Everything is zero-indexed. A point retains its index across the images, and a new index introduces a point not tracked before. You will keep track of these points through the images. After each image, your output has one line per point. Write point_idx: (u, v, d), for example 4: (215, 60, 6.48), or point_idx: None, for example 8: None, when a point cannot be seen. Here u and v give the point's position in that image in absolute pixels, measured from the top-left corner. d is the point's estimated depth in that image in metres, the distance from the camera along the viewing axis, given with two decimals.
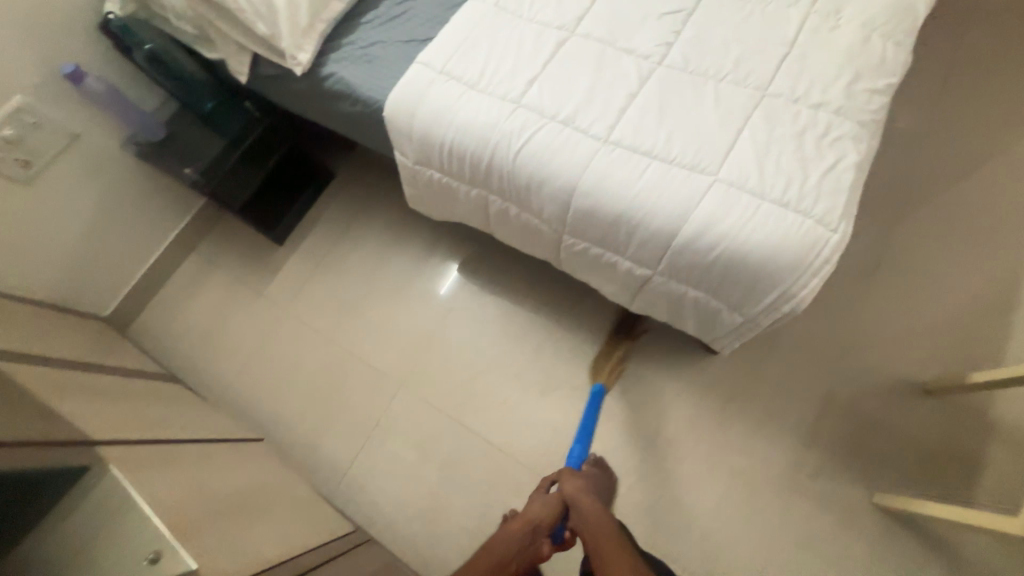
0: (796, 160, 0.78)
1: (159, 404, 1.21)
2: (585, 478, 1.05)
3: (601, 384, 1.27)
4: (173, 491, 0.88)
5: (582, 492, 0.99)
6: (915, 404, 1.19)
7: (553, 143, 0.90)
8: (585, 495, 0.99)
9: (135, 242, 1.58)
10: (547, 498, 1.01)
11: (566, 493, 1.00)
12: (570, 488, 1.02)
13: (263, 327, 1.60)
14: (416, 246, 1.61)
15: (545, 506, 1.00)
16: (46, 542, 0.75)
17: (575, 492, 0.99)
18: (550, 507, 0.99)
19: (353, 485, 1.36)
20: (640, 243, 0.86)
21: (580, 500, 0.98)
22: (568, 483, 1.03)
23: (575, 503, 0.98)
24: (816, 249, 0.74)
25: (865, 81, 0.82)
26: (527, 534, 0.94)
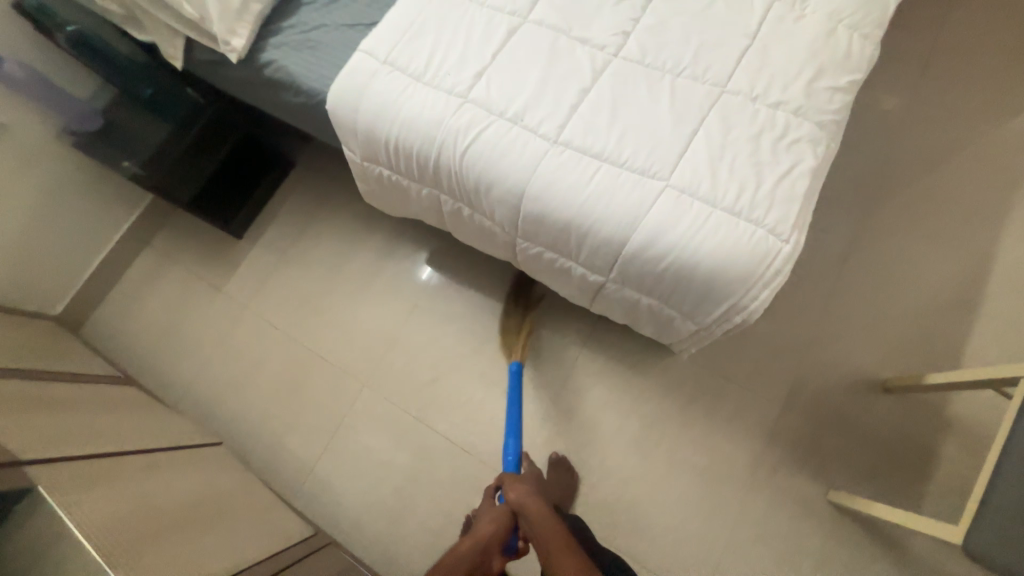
0: (750, 165, 0.73)
1: (109, 410, 1.17)
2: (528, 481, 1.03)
3: (515, 363, 1.23)
4: (111, 507, 0.86)
5: (531, 500, 0.97)
6: (874, 401, 1.19)
7: (500, 143, 0.84)
8: (532, 501, 0.97)
9: (83, 237, 1.51)
10: (494, 514, 0.98)
11: (514, 502, 0.97)
12: (517, 496, 0.99)
13: (222, 324, 1.55)
14: (379, 240, 1.55)
15: (493, 520, 0.96)
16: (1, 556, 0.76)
17: (524, 500, 0.96)
18: (499, 520, 0.96)
19: (316, 486, 1.35)
20: (591, 251, 0.82)
21: (530, 509, 0.96)
22: (513, 490, 0.99)
23: (523, 511, 0.96)
24: (766, 260, 0.71)
25: (828, 77, 0.78)
26: (478, 554, 0.90)
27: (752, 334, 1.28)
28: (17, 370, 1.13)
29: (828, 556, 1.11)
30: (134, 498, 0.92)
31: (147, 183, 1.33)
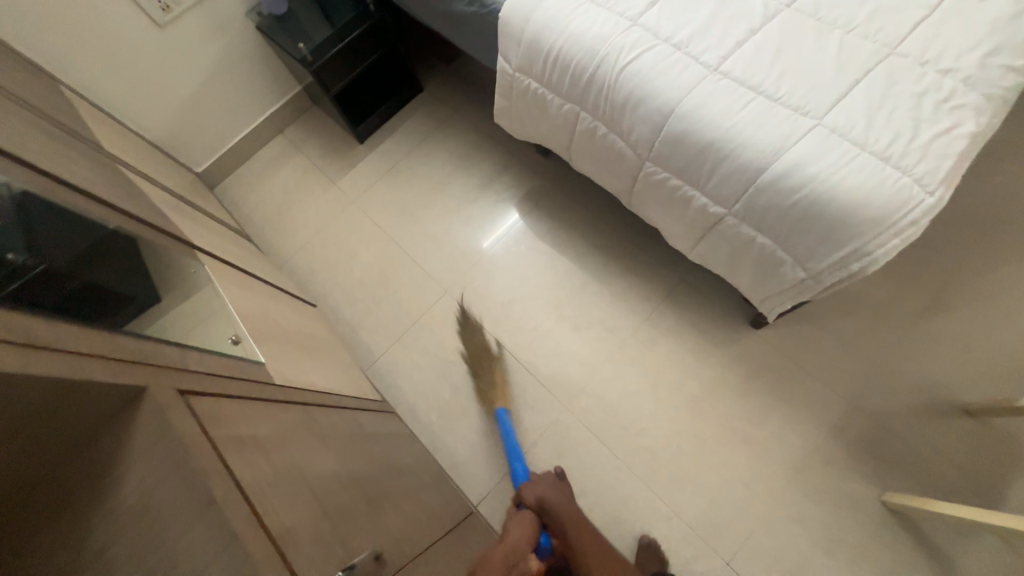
0: (908, 118, 0.76)
1: (234, 247, 1.34)
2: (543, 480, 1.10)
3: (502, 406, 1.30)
4: (245, 306, 1.00)
5: (550, 491, 1.04)
6: (952, 421, 1.16)
7: (660, 64, 0.91)
8: (552, 493, 1.03)
9: (234, 109, 1.71)
10: (520, 518, 0.98)
11: (535, 498, 1.03)
12: (536, 492, 1.05)
13: (329, 212, 1.71)
14: (484, 168, 1.66)
15: (521, 523, 0.96)
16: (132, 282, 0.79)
17: (545, 491, 1.04)
18: (526, 522, 0.97)
19: (383, 367, 1.46)
20: (723, 176, 0.87)
21: (550, 497, 1.02)
22: (532, 490, 1.05)
23: (545, 504, 1.01)
24: (905, 208, 0.74)
25: (1004, 55, 0.79)
26: (510, 555, 0.86)
27: (831, 330, 1.28)
28: (172, 194, 1.31)
29: (869, 554, 1.09)
30: (257, 308, 1.05)
31: (313, 66, 1.47)
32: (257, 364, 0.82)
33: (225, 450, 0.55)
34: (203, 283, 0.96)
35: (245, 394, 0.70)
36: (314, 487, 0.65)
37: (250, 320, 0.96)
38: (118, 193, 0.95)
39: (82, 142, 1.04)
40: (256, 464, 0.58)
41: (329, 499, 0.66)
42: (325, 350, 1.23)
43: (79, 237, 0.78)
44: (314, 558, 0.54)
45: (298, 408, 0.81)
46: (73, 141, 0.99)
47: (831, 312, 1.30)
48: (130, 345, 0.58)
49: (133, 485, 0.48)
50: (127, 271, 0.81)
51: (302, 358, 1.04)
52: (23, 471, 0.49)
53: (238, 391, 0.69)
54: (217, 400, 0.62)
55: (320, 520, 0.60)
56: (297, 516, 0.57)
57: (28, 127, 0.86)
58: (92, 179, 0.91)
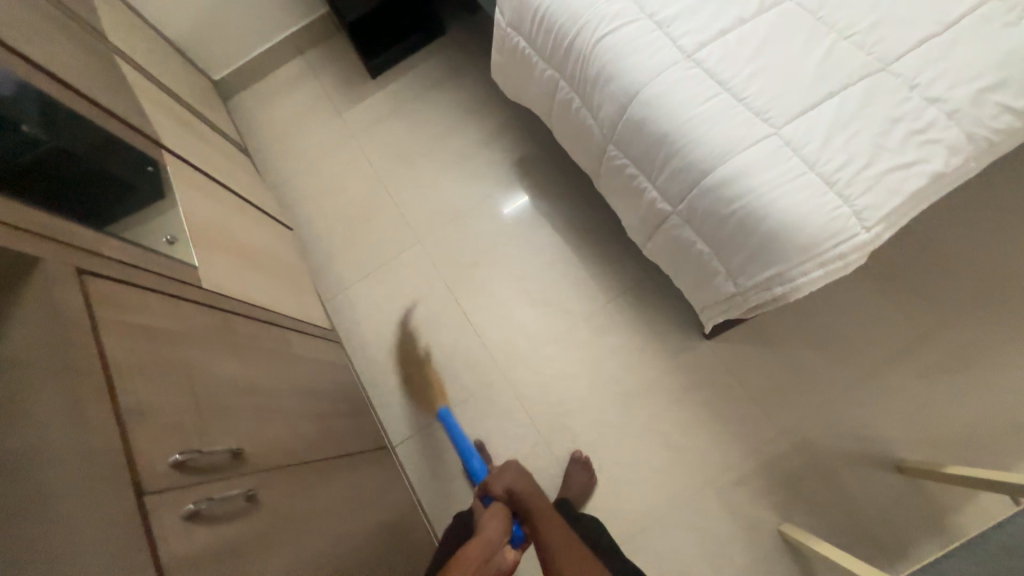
0: (870, 143, 0.70)
1: (223, 157, 1.39)
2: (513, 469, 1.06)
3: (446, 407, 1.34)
4: (205, 213, 1.06)
5: (519, 478, 1.00)
6: (879, 473, 1.12)
7: (637, 41, 0.86)
8: (517, 479, 1.00)
9: (256, 24, 1.74)
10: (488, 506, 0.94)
11: (503, 483, 1.00)
12: (505, 478, 1.01)
13: (329, 142, 1.74)
14: (484, 126, 1.63)
15: (491, 509, 0.92)
16: (128, 177, 0.95)
17: (512, 478, 1.00)
18: (496, 507, 0.93)
19: (345, 300, 1.52)
20: (672, 172, 0.84)
21: (517, 483, 0.99)
22: (501, 478, 1.01)
23: (513, 491, 0.97)
24: (835, 238, 0.70)
25: (1006, 92, 0.70)
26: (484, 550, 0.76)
27: (786, 357, 1.23)
28: (173, 95, 1.36)
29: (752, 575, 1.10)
30: (219, 218, 1.11)
31: None
32: (189, 266, 0.87)
33: (104, 333, 0.60)
34: (166, 182, 1.01)
35: (157, 289, 0.75)
36: (197, 385, 0.70)
37: (205, 227, 1.02)
38: (100, 82, 1.00)
39: (81, 27, 1.09)
40: (136, 351, 0.63)
41: (209, 399, 0.71)
42: (285, 271, 1.29)
43: (64, 122, 0.87)
44: (165, 441, 0.59)
45: (217, 314, 0.86)
46: (74, 28, 1.05)
47: (792, 339, 1.24)
48: (39, 221, 0.62)
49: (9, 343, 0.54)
50: (127, 164, 0.97)
51: (252, 272, 1.10)
52: None
53: (151, 285, 0.74)
54: (120, 288, 0.68)
55: (188, 414, 0.65)
56: (161, 404, 0.62)
57: (26, 5, 0.92)
58: (76, 65, 0.96)
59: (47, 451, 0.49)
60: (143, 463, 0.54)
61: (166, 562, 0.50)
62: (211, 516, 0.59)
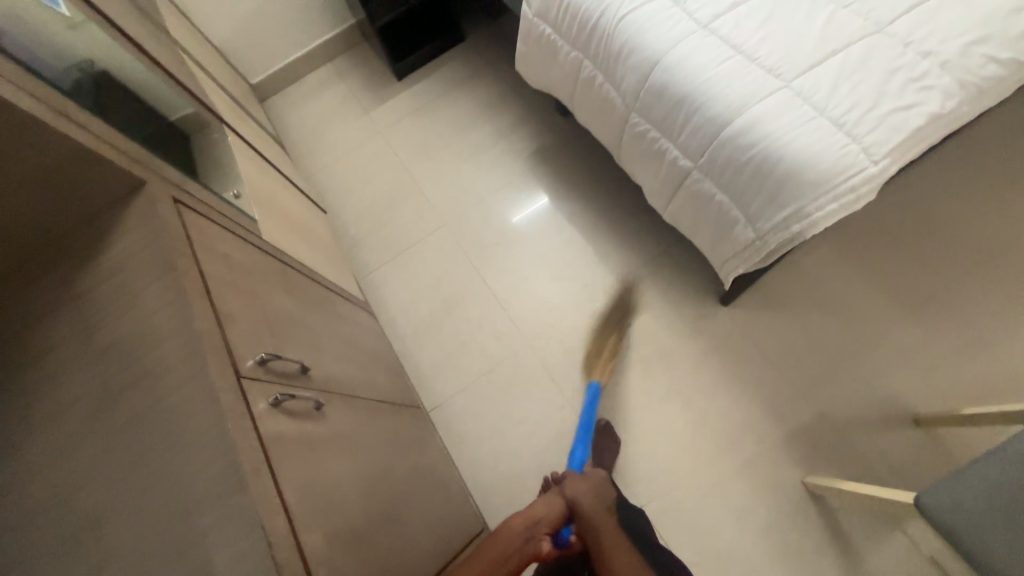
0: (873, 90, 0.79)
1: (264, 143, 1.49)
2: (592, 483, 0.78)
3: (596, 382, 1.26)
4: (257, 183, 1.15)
5: (590, 497, 0.75)
6: (897, 427, 1.15)
7: (657, 16, 0.96)
8: (587, 500, 0.75)
9: (292, 32, 1.88)
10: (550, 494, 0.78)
11: (570, 495, 0.76)
12: (575, 491, 0.77)
13: (358, 137, 1.85)
14: (504, 120, 1.74)
15: (546, 502, 0.76)
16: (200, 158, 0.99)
17: (580, 493, 0.75)
18: (552, 502, 0.76)
19: (374, 279, 1.59)
20: (693, 129, 0.92)
21: (584, 501, 0.75)
22: (573, 484, 0.77)
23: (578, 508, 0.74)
24: (845, 173, 0.78)
25: (991, 45, 0.79)
26: (529, 526, 0.71)
27: (799, 322, 1.29)
28: (221, 87, 1.47)
29: (780, 529, 1.12)
30: (268, 190, 1.20)
31: None
32: (251, 218, 0.95)
33: (197, 248, 0.67)
34: (223, 147, 1.11)
35: (229, 229, 0.82)
36: (267, 309, 0.76)
37: (259, 194, 1.11)
38: (171, 65, 1.11)
39: (150, 19, 1.20)
40: (221, 269, 0.70)
41: (279, 324, 0.77)
42: (323, 246, 1.37)
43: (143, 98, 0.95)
44: (249, 344, 0.65)
45: (275, 262, 0.94)
46: (145, 19, 1.16)
47: (804, 304, 1.31)
48: (140, 153, 0.70)
49: (122, 249, 0.61)
50: (194, 149, 1.01)
51: (297, 239, 1.18)
52: (43, 229, 0.61)
53: (225, 224, 0.82)
54: (204, 220, 0.75)
55: (263, 329, 0.71)
56: (243, 315, 0.68)
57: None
58: (151, 48, 1.07)
59: (161, 333, 0.55)
60: (238, 354, 0.60)
61: (262, 431, 0.56)
62: (289, 410, 0.64)
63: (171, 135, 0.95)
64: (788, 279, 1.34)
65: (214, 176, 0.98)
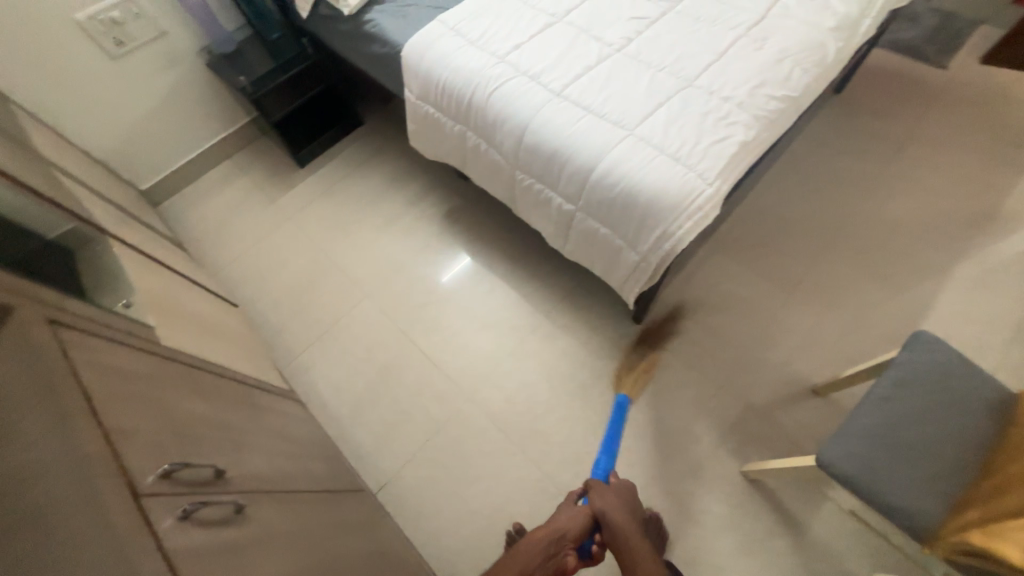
0: (694, 129, 0.98)
1: (160, 247, 1.43)
2: (617, 495, 0.96)
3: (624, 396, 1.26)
4: (154, 287, 1.10)
5: (616, 510, 0.90)
6: (803, 399, 1.30)
7: (518, 91, 1.12)
8: (618, 513, 0.90)
9: (184, 135, 1.88)
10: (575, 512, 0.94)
11: (599, 507, 0.92)
12: (602, 502, 0.93)
13: (266, 225, 1.84)
14: (411, 189, 1.84)
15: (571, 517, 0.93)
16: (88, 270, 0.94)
17: (610, 507, 0.91)
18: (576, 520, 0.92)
19: (300, 364, 1.53)
20: (568, 177, 1.06)
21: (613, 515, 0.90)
22: (601, 497, 0.93)
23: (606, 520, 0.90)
24: (691, 196, 0.93)
25: (769, 88, 1.03)
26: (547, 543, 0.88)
27: (704, 324, 1.44)
28: (104, 197, 1.41)
29: (733, 521, 1.18)
30: (167, 292, 1.14)
31: (251, 93, 1.66)
32: (147, 326, 0.90)
33: (80, 366, 0.63)
34: (108, 255, 1.05)
35: (119, 341, 0.78)
36: (172, 416, 0.72)
37: (156, 297, 1.05)
38: (42, 184, 1.06)
39: (16, 142, 1.15)
40: (111, 384, 0.65)
41: (186, 429, 0.73)
42: (237, 339, 1.31)
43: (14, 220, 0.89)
44: (150, 457, 0.61)
45: (179, 366, 0.89)
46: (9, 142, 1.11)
47: (705, 308, 1.47)
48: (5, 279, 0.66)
49: None
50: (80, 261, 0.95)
51: (205, 337, 1.12)
52: None
53: (115, 338, 0.77)
54: (88, 337, 0.71)
55: (167, 437, 0.67)
56: (140, 427, 0.64)
57: None
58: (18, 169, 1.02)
59: None
60: (134, 471, 0.56)
61: (170, 548, 0.52)
62: (203, 520, 0.60)
63: (53, 251, 0.90)
64: (686, 289, 1.51)
65: (104, 286, 0.92)
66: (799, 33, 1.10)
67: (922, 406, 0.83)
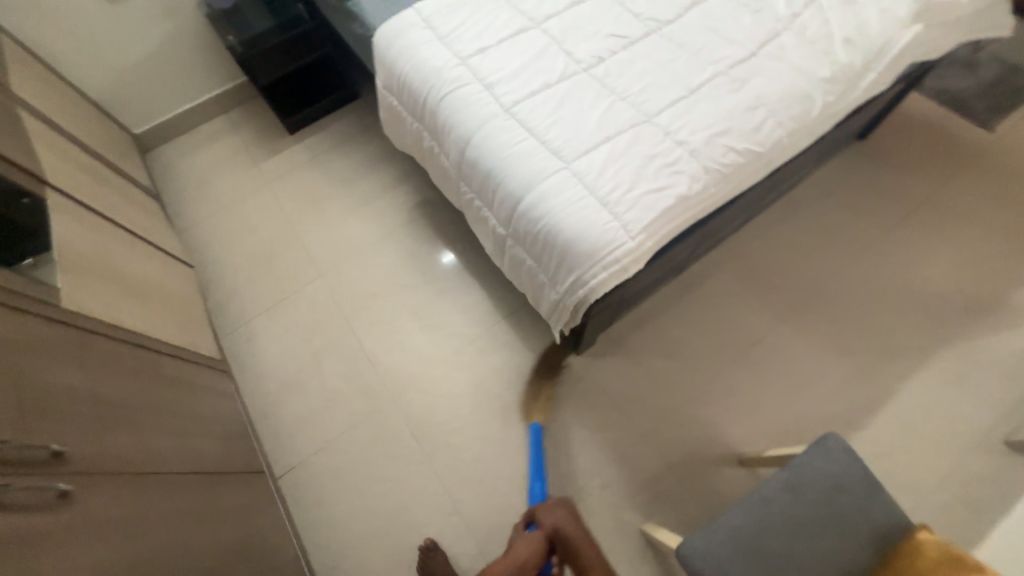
0: (632, 174, 0.90)
1: (125, 200, 1.45)
2: (563, 506, 0.97)
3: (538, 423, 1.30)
4: (87, 245, 1.11)
5: (569, 523, 0.93)
6: (725, 468, 1.24)
7: (470, 98, 1.06)
8: (565, 525, 0.92)
9: (180, 86, 1.89)
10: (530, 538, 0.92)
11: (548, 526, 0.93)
12: (551, 519, 0.95)
13: (244, 188, 1.85)
14: (389, 174, 1.80)
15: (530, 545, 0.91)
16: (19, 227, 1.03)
17: (559, 522, 0.93)
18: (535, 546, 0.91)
19: (244, 333, 1.55)
20: (499, 201, 1.00)
21: (565, 529, 0.92)
22: (549, 515, 0.95)
23: (560, 536, 0.91)
24: (610, 246, 0.86)
25: (730, 138, 0.93)
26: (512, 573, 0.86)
27: (645, 368, 1.37)
28: (78, 142, 1.44)
29: None
30: (102, 249, 1.16)
31: (240, 55, 1.65)
32: (52, 288, 0.92)
33: None
34: (42, 210, 1.07)
35: (11, 305, 0.79)
36: (27, 388, 0.72)
37: (84, 256, 1.08)
38: None
39: None
40: None
41: (44, 403, 0.74)
42: (175, 302, 1.33)
43: None
44: None
45: (76, 331, 0.90)
46: None
47: (651, 351, 1.39)
48: None
49: None
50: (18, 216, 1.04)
51: (131, 299, 1.14)
52: None
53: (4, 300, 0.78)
54: None
55: (11, 413, 0.68)
56: None
57: None
58: None
59: None
60: None
61: None
62: (13, 504, 0.61)
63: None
64: (636, 327, 1.43)
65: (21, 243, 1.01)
66: (784, 79, 0.98)
67: (800, 518, 0.78)
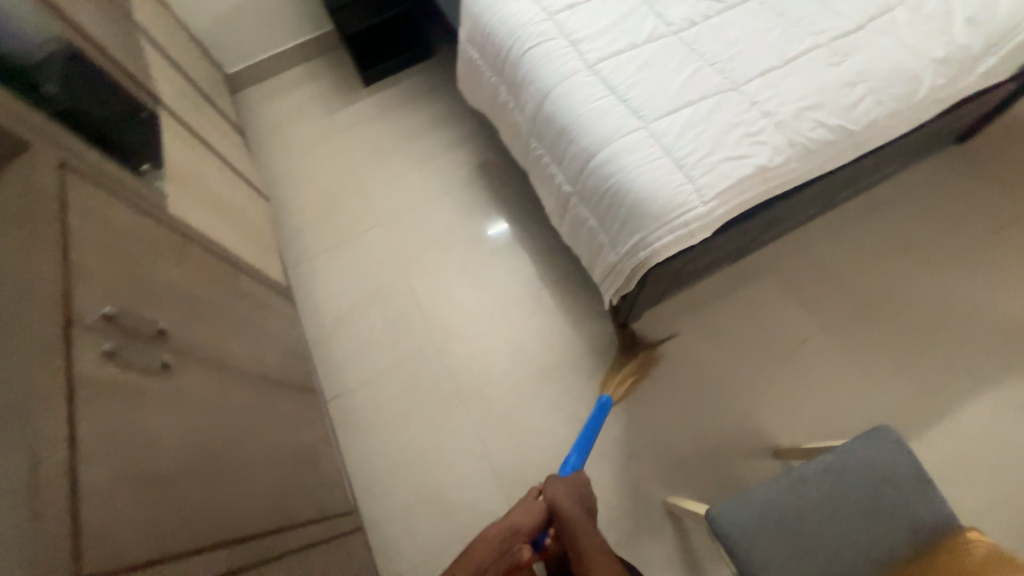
0: (712, 139, 0.88)
1: (217, 131, 1.57)
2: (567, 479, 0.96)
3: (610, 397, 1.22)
4: (188, 164, 1.22)
5: (567, 499, 0.91)
6: (758, 457, 1.22)
7: (553, 53, 1.06)
8: (564, 499, 0.91)
9: (270, 31, 1.99)
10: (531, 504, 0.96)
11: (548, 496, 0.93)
12: (552, 491, 0.94)
13: (318, 134, 1.95)
14: (455, 134, 1.84)
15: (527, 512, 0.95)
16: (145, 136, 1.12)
17: (557, 496, 0.91)
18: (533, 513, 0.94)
19: (307, 267, 1.66)
20: (570, 157, 1.01)
21: (563, 505, 0.90)
22: (549, 487, 0.94)
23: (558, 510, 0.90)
24: (679, 209, 0.86)
25: (821, 112, 0.89)
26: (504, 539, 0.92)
27: (688, 350, 1.36)
28: (182, 73, 1.56)
29: (636, 541, 1.18)
30: (199, 171, 1.27)
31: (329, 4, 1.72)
32: (161, 195, 1.02)
33: (73, 210, 0.73)
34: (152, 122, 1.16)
35: (128, 201, 0.89)
36: (139, 273, 0.82)
37: (185, 173, 1.18)
38: (122, 49, 1.19)
39: (115, 6, 1.29)
40: (96, 233, 0.76)
41: (152, 288, 0.84)
42: (253, 229, 1.44)
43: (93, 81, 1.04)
44: (102, 299, 0.71)
45: (177, 235, 1.00)
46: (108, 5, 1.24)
47: (696, 334, 1.38)
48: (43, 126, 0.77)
49: None
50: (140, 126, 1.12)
51: (220, 218, 1.25)
52: None
53: (123, 195, 0.88)
54: (95, 187, 0.81)
55: (126, 290, 0.78)
56: (103, 272, 0.73)
57: None
58: (104, 29, 1.15)
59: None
60: (78, 303, 0.66)
61: (78, 373, 0.61)
62: (126, 363, 0.70)
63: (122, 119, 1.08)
64: (685, 309, 1.42)
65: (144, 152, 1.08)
66: (891, 56, 0.92)
67: (842, 502, 0.76)
